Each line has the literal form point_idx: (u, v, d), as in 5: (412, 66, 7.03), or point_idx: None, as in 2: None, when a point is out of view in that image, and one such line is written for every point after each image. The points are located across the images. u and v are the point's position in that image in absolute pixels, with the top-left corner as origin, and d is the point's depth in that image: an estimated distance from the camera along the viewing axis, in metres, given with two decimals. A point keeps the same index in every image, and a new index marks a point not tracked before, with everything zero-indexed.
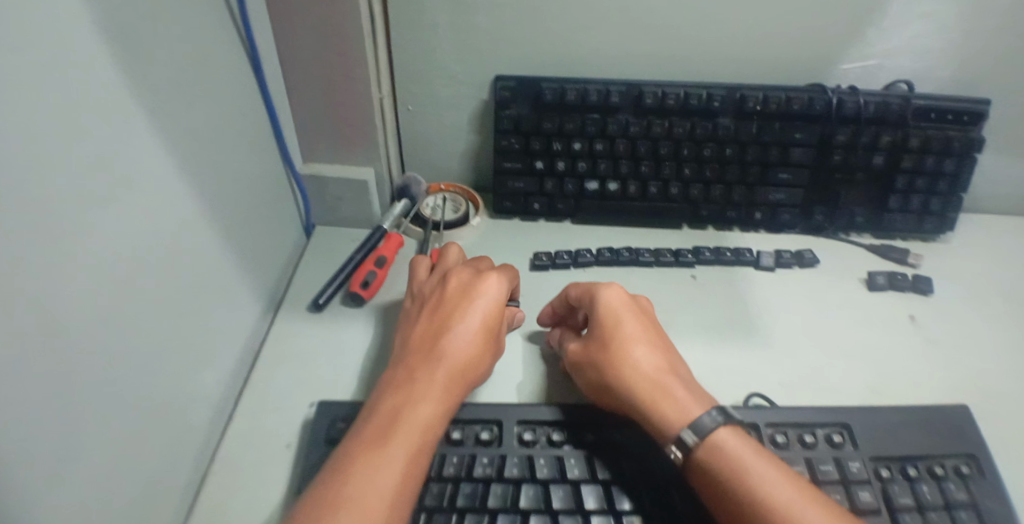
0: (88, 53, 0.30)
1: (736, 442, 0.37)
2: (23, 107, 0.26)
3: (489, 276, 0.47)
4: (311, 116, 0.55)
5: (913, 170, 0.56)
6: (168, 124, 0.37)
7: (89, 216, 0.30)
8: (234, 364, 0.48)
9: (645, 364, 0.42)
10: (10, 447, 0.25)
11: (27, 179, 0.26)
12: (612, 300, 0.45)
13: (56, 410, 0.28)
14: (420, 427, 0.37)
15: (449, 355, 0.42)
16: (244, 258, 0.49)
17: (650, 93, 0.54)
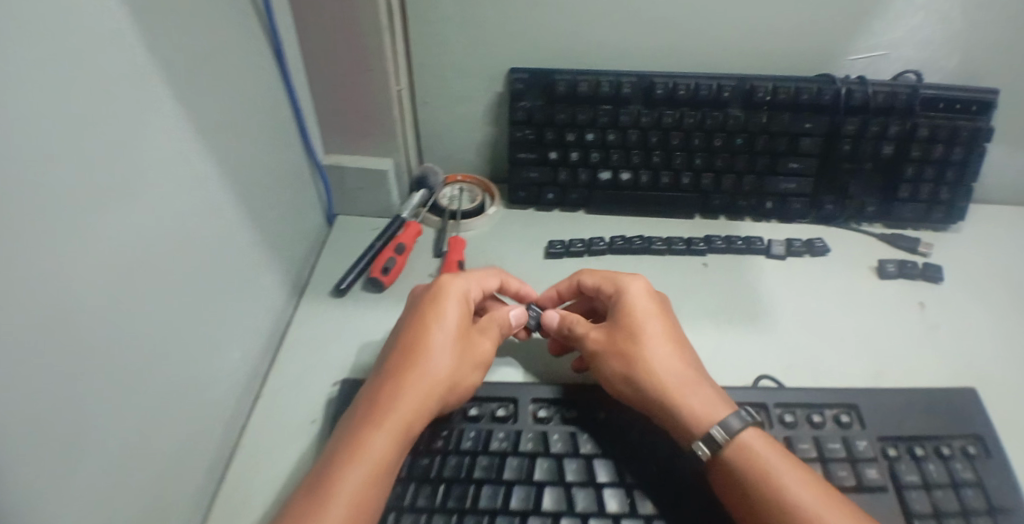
0: (120, 42, 0.31)
1: (761, 444, 0.38)
2: (58, 92, 0.28)
3: (447, 290, 0.46)
4: (331, 108, 0.57)
5: (922, 160, 0.57)
6: (196, 112, 0.39)
7: (122, 196, 0.32)
8: (260, 345, 0.50)
9: (669, 359, 0.43)
10: (50, 404, 0.27)
11: (62, 157, 0.28)
12: (638, 294, 0.46)
13: (92, 373, 0.30)
14: (367, 458, 0.37)
15: (402, 378, 0.41)
16: (269, 244, 0.51)
17: (661, 85, 0.56)
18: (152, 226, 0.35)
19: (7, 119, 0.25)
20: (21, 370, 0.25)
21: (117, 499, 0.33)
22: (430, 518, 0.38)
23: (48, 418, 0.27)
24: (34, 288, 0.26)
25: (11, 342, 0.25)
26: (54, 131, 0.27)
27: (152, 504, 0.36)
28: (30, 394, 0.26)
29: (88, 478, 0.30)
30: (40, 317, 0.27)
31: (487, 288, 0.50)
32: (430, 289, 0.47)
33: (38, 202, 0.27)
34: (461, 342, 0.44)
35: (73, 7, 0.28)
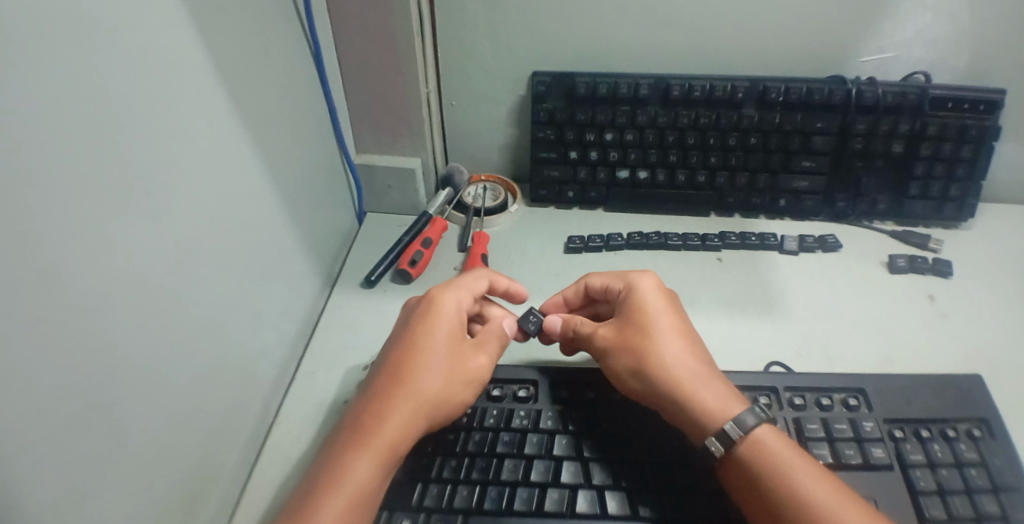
0: (179, 45, 0.35)
1: (776, 441, 0.39)
2: (129, 88, 0.31)
3: (439, 305, 0.47)
4: (364, 110, 0.61)
5: (931, 157, 0.59)
6: (243, 111, 0.43)
7: (178, 182, 0.36)
8: (296, 329, 0.54)
9: (682, 355, 0.44)
10: (116, 362, 0.31)
11: (133, 146, 0.32)
12: (648, 291, 0.48)
13: (152, 339, 0.34)
14: (350, 480, 0.38)
15: (389, 398, 0.42)
16: (306, 236, 0.55)
17: (677, 86, 0.58)
18: (202, 213, 0.39)
19: (85, 109, 0.28)
20: (90, 330, 0.29)
21: (170, 456, 0.36)
22: (455, 488, 0.42)
23: (114, 376, 0.31)
24: (104, 258, 0.30)
25: (81, 301, 0.28)
26: (124, 122, 0.31)
27: (200, 465, 0.40)
28: (98, 350, 0.30)
29: (146, 433, 0.34)
30: (108, 283, 0.30)
31: (477, 292, 0.50)
32: (423, 303, 0.47)
33: (109, 183, 0.30)
34: (451, 360, 0.44)
35: (144, 15, 0.32)
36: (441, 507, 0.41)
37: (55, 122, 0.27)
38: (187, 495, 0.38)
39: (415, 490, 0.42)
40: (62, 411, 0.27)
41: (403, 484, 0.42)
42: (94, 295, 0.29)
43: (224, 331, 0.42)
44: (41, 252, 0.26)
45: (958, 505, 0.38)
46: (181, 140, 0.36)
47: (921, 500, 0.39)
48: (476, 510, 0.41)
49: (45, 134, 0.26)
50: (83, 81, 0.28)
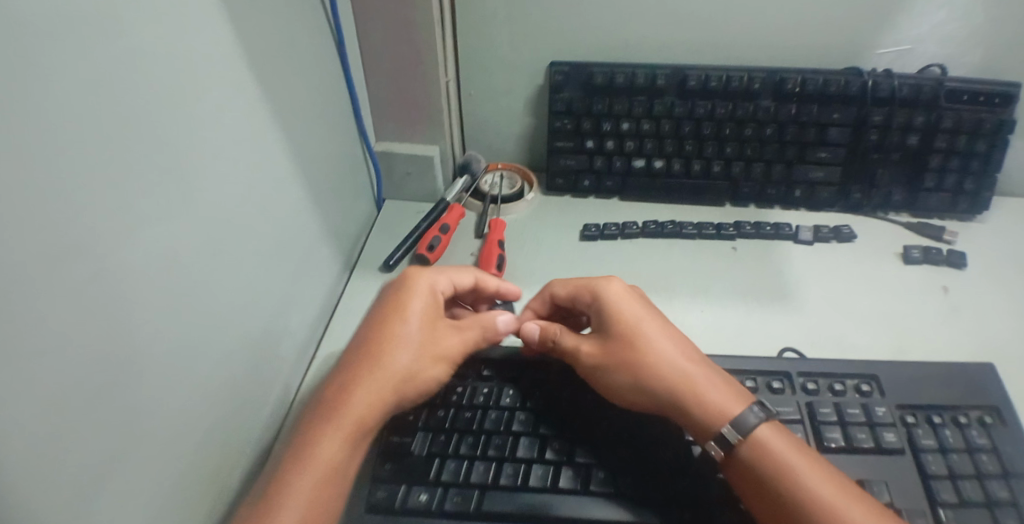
0: (209, 32, 0.36)
1: (778, 444, 0.39)
2: (164, 72, 0.33)
3: (415, 285, 0.47)
4: (384, 99, 0.62)
5: (946, 151, 0.59)
6: (269, 96, 0.44)
7: (208, 164, 0.37)
8: (317, 311, 0.55)
9: (677, 361, 0.43)
10: (150, 337, 0.32)
11: (166, 127, 0.33)
12: (623, 299, 0.47)
13: (181, 317, 0.35)
14: (318, 460, 0.39)
15: (358, 377, 0.42)
16: (327, 220, 0.56)
17: (694, 77, 0.59)
18: (227, 192, 0.40)
19: (121, 90, 0.30)
20: (125, 301, 0.30)
21: (198, 428, 0.37)
22: (472, 464, 0.44)
23: (148, 348, 0.32)
24: (138, 235, 0.31)
25: (118, 275, 0.30)
26: (157, 103, 0.32)
27: (227, 438, 0.41)
28: (134, 323, 0.31)
29: (176, 406, 0.35)
30: (143, 258, 0.31)
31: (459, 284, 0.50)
32: (398, 285, 0.48)
33: (144, 161, 0.31)
34: (422, 340, 0.45)
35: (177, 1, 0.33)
36: (459, 482, 0.43)
37: (92, 101, 0.28)
38: (213, 467, 0.40)
39: (433, 465, 0.43)
40: (99, 378, 0.28)
41: (422, 460, 0.44)
42: (128, 266, 0.30)
43: (248, 309, 0.43)
44: (84, 225, 0.27)
45: (968, 489, 0.39)
46: (209, 122, 0.37)
47: (932, 484, 0.40)
48: (492, 485, 0.42)
49: (82, 110, 0.27)
50: (116, 60, 0.29)
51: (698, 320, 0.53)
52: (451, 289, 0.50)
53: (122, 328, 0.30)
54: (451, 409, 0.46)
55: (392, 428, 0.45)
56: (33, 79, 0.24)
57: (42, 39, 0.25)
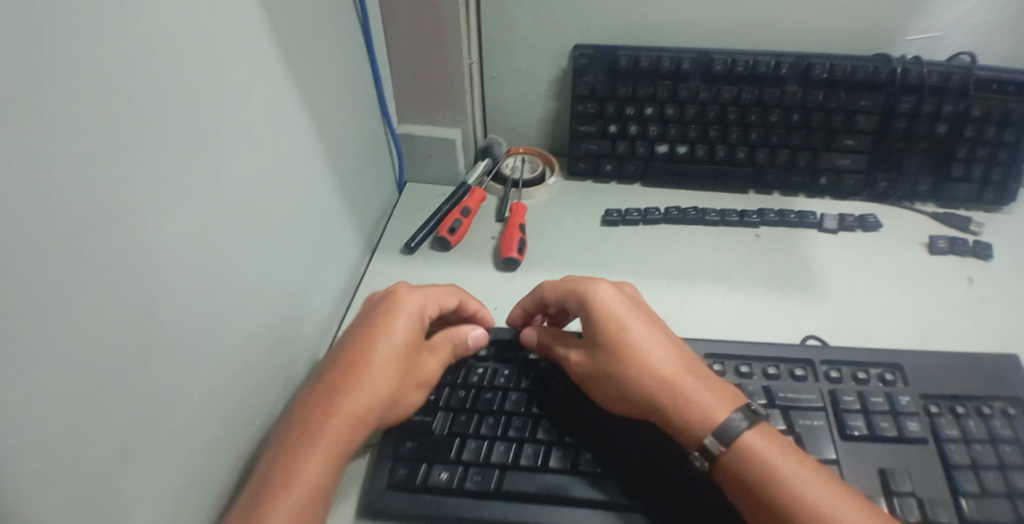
0: (238, 10, 0.36)
1: (762, 445, 0.38)
2: (193, 49, 0.33)
3: (400, 304, 0.46)
4: (407, 79, 0.62)
5: (974, 140, 0.58)
6: (297, 76, 0.44)
7: (234, 141, 0.37)
8: (339, 291, 0.56)
9: (663, 366, 0.42)
10: (177, 310, 0.32)
11: (194, 103, 0.33)
12: (611, 302, 0.45)
13: (208, 292, 0.35)
14: (303, 477, 0.37)
15: (341, 395, 0.41)
16: (351, 201, 0.56)
17: (720, 61, 0.58)
18: (253, 170, 0.40)
19: (149, 65, 0.30)
20: (155, 273, 0.31)
21: (227, 401, 0.38)
22: (491, 444, 0.44)
23: (175, 321, 0.32)
24: (165, 209, 0.31)
25: (146, 248, 0.30)
26: (185, 78, 0.32)
27: (254, 412, 0.42)
28: (162, 295, 0.31)
29: (204, 380, 0.35)
30: (170, 231, 0.32)
31: (445, 306, 0.49)
32: (383, 302, 0.47)
33: (172, 135, 0.32)
34: (405, 361, 0.44)
35: None
36: (479, 461, 0.43)
37: (121, 74, 0.28)
38: (239, 440, 0.40)
39: (454, 444, 0.44)
40: (129, 348, 0.29)
41: (443, 438, 0.44)
42: (159, 238, 0.31)
43: (275, 287, 0.44)
44: (112, 196, 0.28)
45: (991, 480, 0.39)
46: (235, 100, 0.37)
47: (954, 474, 0.40)
48: (512, 465, 0.43)
49: (113, 82, 0.27)
50: (146, 34, 0.29)
51: (720, 307, 0.54)
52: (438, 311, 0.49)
53: (154, 300, 0.31)
54: (471, 389, 0.47)
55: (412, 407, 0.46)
56: (63, 49, 0.25)
57: (72, 9, 0.25)
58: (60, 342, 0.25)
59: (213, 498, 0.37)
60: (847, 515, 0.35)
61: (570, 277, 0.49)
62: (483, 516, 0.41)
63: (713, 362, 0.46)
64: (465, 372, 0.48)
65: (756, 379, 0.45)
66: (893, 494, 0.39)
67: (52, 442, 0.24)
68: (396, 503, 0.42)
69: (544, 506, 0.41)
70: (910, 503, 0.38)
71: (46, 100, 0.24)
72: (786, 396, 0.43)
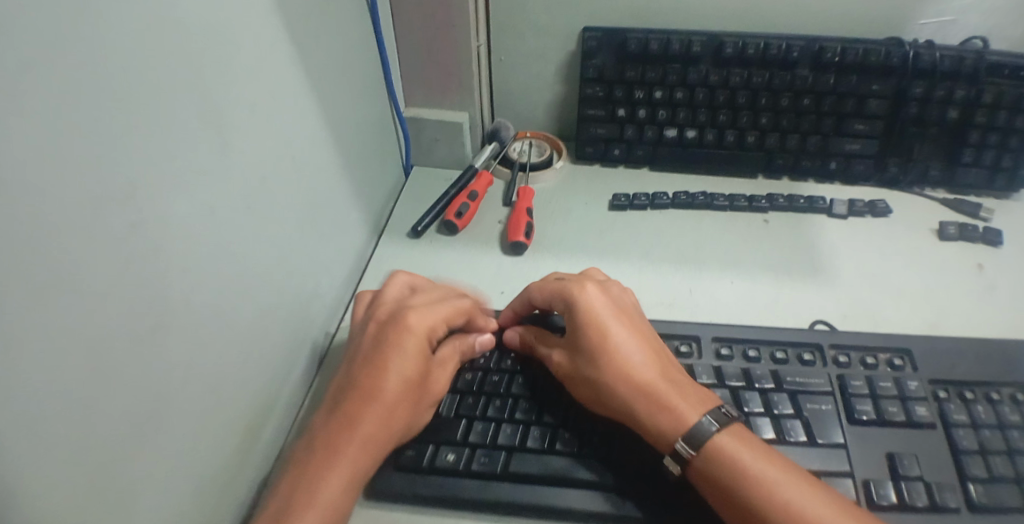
0: None
1: (733, 447, 0.38)
2: (202, 24, 0.33)
3: (410, 325, 0.44)
4: (414, 62, 0.62)
5: (986, 126, 0.58)
6: (305, 57, 0.44)
7: (242, 120, 0.37)
8: (347, 274, 0.55)
9: (640, 371, 0.42)
10: (186, 287, 0.32)
11: (203, 80, 0.33)
12: (595, 304, 0.45)
13: (218, 269, 0.35)
14: (318, 513, 0.37)
15: (354, 426, 0.40)
16: (358, 183, 0.56)
17: (731, 44, 0.58)
18: (263, 150, 0.40)
19: (157, 38, 0.29)
20: (164, 250, 0.31)
21: (239, 381, 0.38)
22: (498, 426, 0.44)
23: (184, 298, 0.32)
24: (172, 185, 0.31)
25: (154, 223, 0.30)
26: (193, 53, 0.32)
27: (264, 392, 0.42)
28: (170, 272, 0.31)
29: (214, 358, 0.35)
30: (177, 208, 0.32)
31: (454, 324, 0.47)
32: (393, 322, 0.44)
33: (179, 110, 0.31)
34: (418, 386, 0.43)
35: None
36: (486, 443, 0.43)
37: (127, 46, 0.28)
38: (249, 420, 0.40)
39: (461, 427, 0.44)
40: (138, 325, 0.29)
41: (450, 421, 0.44)
42: (168, 215, 0.31)
43: (284, 269, 0.44)
44: (120, 170, 0.28)
45: (999, 465, 0.39)
46: (244, 78, 0.37)
47: (963, 459, 0.40)
48: (519, 448, 0.43)
49: (120, 53, 0.27)
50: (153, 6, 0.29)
51: (728, 292, 0.53)
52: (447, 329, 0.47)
53: (162, 278, 0.31)
54: (478, 373, 0.47)
55: None
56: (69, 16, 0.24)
57: None
58: (70, 315, 0.25)
59: (226, 476, 0.38)
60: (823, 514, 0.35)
61: (556, 278, 0.48)
62: (490, 498, 0.41)
63: (721, 346, 0.46)
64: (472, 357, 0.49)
65: (764, 363, 0.45)
66: (900, 478, 0.39)
67: (60, 414, 0.25)
68: (404, 485, 0.42)
69: (553, 488, 0.41)
70: (917, 488, 0.38)
71: (54, 73, 0.24)
72: (794, 380, 0.44)
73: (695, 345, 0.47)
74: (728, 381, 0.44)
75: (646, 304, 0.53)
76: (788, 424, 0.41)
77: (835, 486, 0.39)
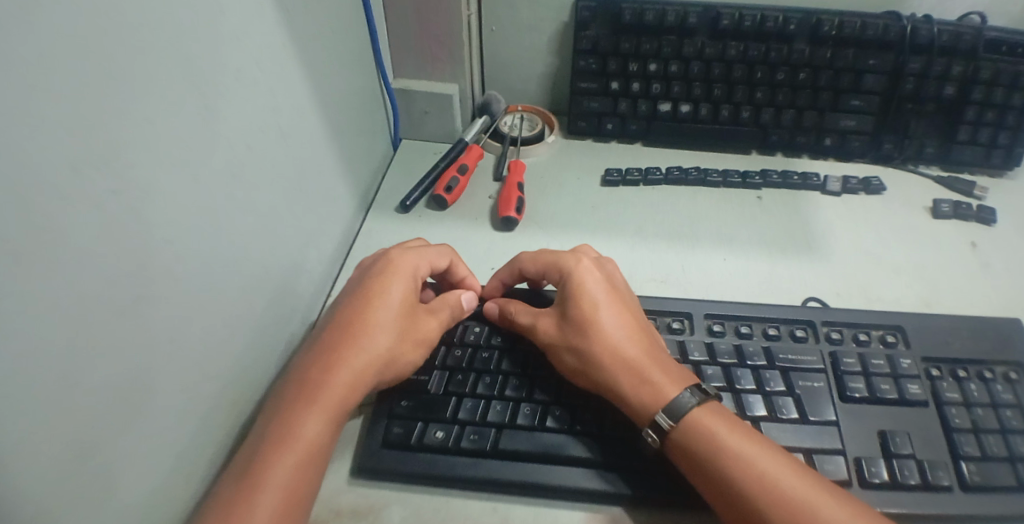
0: None
1: (707, 418, 0.38)
2: None
3: (395, 266, 0.46)
4: (404, 30, 0.59)
5: (983, 103, 0.57)
6: (290, 20, 0.42)
7: (227, 85, 0.35)
8: (334, 248, 0.54)
9: (623, 344, 0.42)
10: (167, 261, 0.31)
11: (185, 42, 0.31)
12: (589, 278, 0.45)
13: (201, 241, 0.34)
14: (300, 437, 0.37)
15: (339, 355, 0.40)
16: (345, 155, 0.54)
17: (727, 15, 0.57)
18: (248, 117, 0.38)
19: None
20: (145, 216, 0.29)
21: (223, 356, 0.37)
22: (488, 403, 0.43)
23: (167, 272, 0.31)
24: (155, 153, 0.30)
25: (134, 194, 0.28)
26: (174, 14, 0.30)
27: (250, 368, 0.41)
28: (152, 244, 0.30)
29: (199, 334, 0.34)
30: (160, 179, 0.30)
31: (438, 268, 0.48)
32: (379, 264, 0.46)
33: (161, 74, 0.30)
34: (402, 321, 0.43)
35: None
36: (476, 420, 0.42)
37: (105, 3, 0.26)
38: (236, 397, 0.39)
39: (451, 403, 0.43)
40: (120, 295, 0.28)
41: (439, 397, 0.44)
42: (151, 180, 0.29)
43: (270, 242, 0.42)
44: (96, 138, 0.26)
45: (991, 444, 0.39)
46: (228, 40, 0.35)
47: (955, 437, 0.39)
48: (509, 424, 0.42)
49: (96, 11, 0.25)
50: None
51: (721, 269, 0.53)
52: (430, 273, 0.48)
53: (144, 250, 0.29)
54: (467, 348, 0.46)
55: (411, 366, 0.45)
56: None
57: None
58: (47, 286, 0.24)
59: (211, 451, 0.37)
60: (797, 487, 0.35)
61: (550, 252, 0.48)
62: (479, 475, 0.40)
63: (713, 323, 0.46)
64: (461, 331, 0.48)
65: (756, 339, 0.45)
66: (892, 456, 0.39)
67: (42, 387, 0.24)
68: (391, 461, 0.41)
69: (544, 465, 0.41)
70: (909, 465, 0.38)
71: (21, 27, 0.22)
72: (786, 357, 0.43)
73: (687, 321, 0.46)
74: (720, 358, 0.43)
75: (638, 279, 0.52)
76: (780, 401, 0.41)
77: (827, 463, 0.39)
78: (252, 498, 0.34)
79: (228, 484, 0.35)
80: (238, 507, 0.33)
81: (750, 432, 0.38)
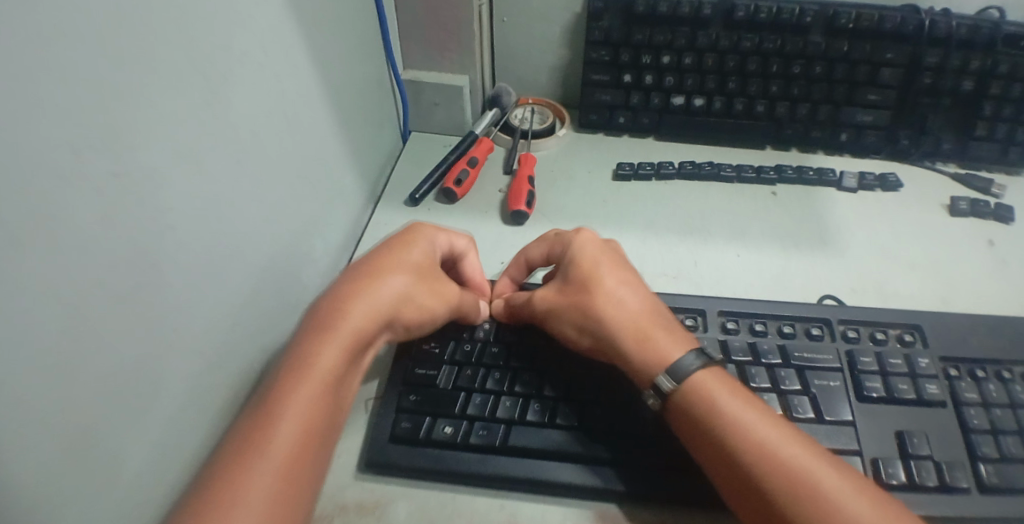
0: None
1: (710, 385, 0.37)
2: None
3: (417, 227, 0.46)
4: (413, 21, 0.59)
5: (1000, 98, 0.56)
6: (298, 8, 0.41)
7: (235, 74, 0.35)
8: (341, 240, 0.53)
9: (628, 302, 0.42)
10: (171, 254, 0.30)
11: (194, 30, 0.31)
12: (588, 244, 0.45)
13: (205, 231, 0.33)
14: (315, 368, 0.36)
15: (359, 294, 0.40)
16: (353, 146, 0.54)
17: (742, 7, 0.56)
18: (256, 106, 0.38)
19: None
20: (151, 206, 0.29)
21: (229, 347, 0.37)
22: (497, 399, 0.43)
23: (171, 263, 0.30)
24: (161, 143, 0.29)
25: (140, 184, 0.28)
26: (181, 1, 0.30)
27: (257, 361, 0.40)
28: (158, 235, 0.29)
29: (204, 327, 0.34)
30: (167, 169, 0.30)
31: (456, 246, 0.48)
32: (401, 228, 0.47)
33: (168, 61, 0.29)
34: (422, 274, 0.43)
35: None
36: (484, 416, 0.42)
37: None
38: (243, 389, 0.39)
39: (459, 399, 0.43)
40: (122, 286, 0.27)
41: (447, 392, 0.43)
42: (156, 171, 0.29)
43: (276, 233, 0.42)
44: (103, 128, 0.25)
45: (1010, 445, 0.38)
46: (236, 29, 0.35)
47: (974, 438, 0.39)
48: (518, 421, 0.42)
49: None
50: None
51: (734, 266, 0.52)
52: (449, 250, 0.48)
53: (150, 241, 0.29)
54: (476, 343, 0.46)
55: (418, 361, 0.45)
56: None
57: None
58: (51, 277, 0.23)
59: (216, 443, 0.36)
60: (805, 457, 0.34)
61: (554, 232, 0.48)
62: (486, 471, 0.40)
63: (727, 320, 0.45)
64: (471, 327, 0.47)
65: (770, 337, 0.44)
66: (908, 457, 0.38)
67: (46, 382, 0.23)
68: (397, 456, 0.41)
69: (552, 462, 0.40)
70: (927, 467, 0.38)
71: (29, 15, 0.22)
72: (801, 355, 0.42)
73: (700, 318, 0.45)
74: (734, 356, 0.43)
75: (650, 275, 0.51)
76: (795, 400, 0.40)
77: None
78: (267, 430, 0.33)
79: (242, 427, 0.33)
80: (255, 438, 0.33)
81: (759, 406, 0.37)
